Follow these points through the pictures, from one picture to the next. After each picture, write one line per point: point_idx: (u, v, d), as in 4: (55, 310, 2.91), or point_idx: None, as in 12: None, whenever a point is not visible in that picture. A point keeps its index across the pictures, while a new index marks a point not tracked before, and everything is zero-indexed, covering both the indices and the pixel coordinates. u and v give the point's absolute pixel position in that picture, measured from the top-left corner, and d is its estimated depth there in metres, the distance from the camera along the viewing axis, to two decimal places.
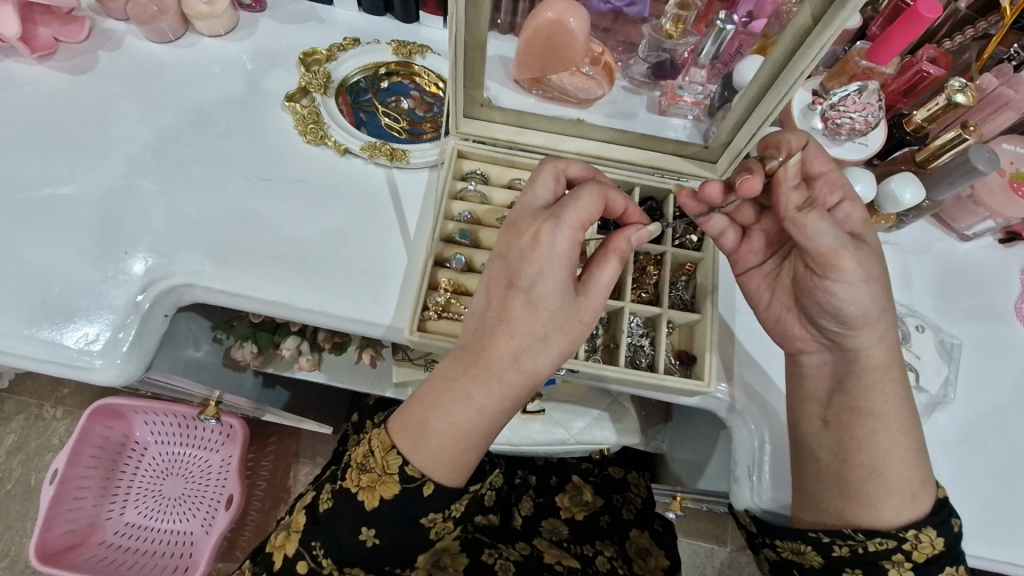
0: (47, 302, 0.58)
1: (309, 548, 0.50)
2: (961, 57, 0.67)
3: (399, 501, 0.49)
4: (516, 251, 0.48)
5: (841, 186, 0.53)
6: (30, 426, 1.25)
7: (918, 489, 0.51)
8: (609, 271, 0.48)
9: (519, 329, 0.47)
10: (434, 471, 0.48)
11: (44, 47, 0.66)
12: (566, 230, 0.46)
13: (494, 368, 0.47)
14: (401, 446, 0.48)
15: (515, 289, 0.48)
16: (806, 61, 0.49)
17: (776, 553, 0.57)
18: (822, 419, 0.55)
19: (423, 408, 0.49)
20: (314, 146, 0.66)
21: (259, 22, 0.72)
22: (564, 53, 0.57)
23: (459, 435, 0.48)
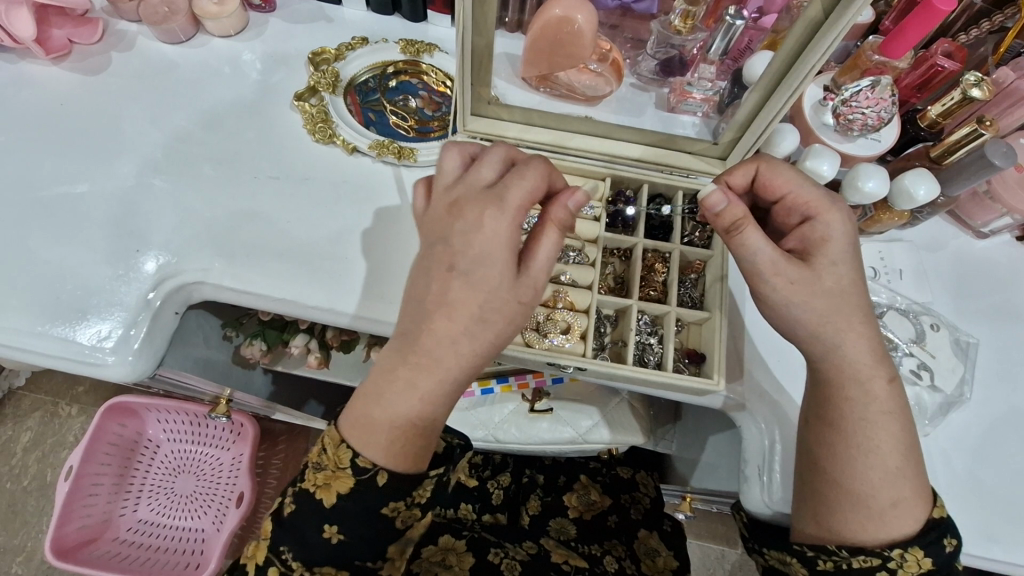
0: (61, 299, 0.58)
1: (278, 554, 0.49)
2: (977, 51, 0.65)
3: (357, 494, 0.48)
4: (457, 234, 0.47)
5: (800, 207, 0.51)
6: (47, 423, 1.27)
7: (888, 509, 0.49)
8: (547, 247, 0.48)
9: (458, 309, 0.46)
10: (385, 461, 0.48)
11: (59, 49, 0.67)
12: (508, 214, 0.46)
13: (431, 353, 0.47)
14: (351, 440, 0.48)
15: (455, 274, 0.47)
16: (816, 56, 0.48)
17: (764, 559, 0.56)
18: None
19: (369, 401, 0.48)
20: (323, 145, 0.67)
21: (269, 22, 0.72)
22: (571, 52, 0.58)
23: (403, 424, 0.48)
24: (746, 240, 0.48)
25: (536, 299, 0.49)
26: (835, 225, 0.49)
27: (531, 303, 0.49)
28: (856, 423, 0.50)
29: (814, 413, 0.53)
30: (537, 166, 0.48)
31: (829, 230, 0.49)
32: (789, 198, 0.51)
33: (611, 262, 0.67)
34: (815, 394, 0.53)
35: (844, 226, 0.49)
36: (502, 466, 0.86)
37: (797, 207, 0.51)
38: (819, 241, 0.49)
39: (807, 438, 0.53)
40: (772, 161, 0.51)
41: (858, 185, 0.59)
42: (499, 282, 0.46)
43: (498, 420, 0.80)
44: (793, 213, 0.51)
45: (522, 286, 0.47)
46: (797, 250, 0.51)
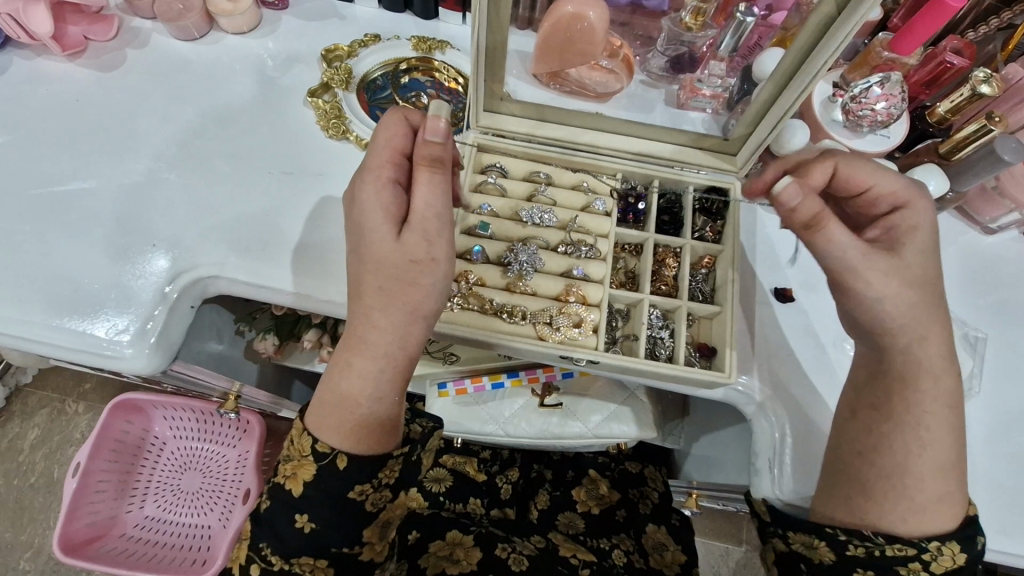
0: (77, 294, 0.59)
1: (257, 551, 0.49)
2: (985, 48, 0.65)
3: (321, 479, 0.49)
4: (349, 217, 0.50)
5: (887, 197, 0.51)
6: (54, 420, 1.28)
7: (932, 504, 0.49)
8: (422, 194, 0.46)
9: (364, 285, 0.48)
10: (341, 443, 0.49)
11: (74, 45, 0.68)
12: (371, 181, 0.48)
13: (357, 330, 0.49)
14: (309, 425, 0.50)
15: (355, 252, 0.49)
16: (828, 52, 0.48)
17: (786, 544, 0.55)
18: (852, 407, 0.55)
19: (318, 387, 0.50)
20: (336, 142, 0.67)
21: (281, 19, 0.73)
22: (583, 48, 0.59)
23: (348, 402, 0.49)
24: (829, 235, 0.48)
25: (433, 250, 0.47)
26: (918, 213, 0.51)
27: (430, 256, 0.47)
28: None
29: (868, 403, 0.53)
30: (394, 124, 0.49)
31: (913, 219, 0.50)
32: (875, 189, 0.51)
33: (622, 257, 0.68)
34: (872, 384, 0.53)
35: (927, 215, 0.51)
36: (511, 462, 0.87)
37: (882, 198, 0.51)
38: (908, 229, 0.50)
39: (854, 428, 0.53)
40: (854, 158, 0.51)
41: None
42: (382, 247, 0.47)
43: (509, 414, 0.80)
44: (878, 203, 0.52)
45: (404, 241, 0.47)
46: (880, 239, 0.52)
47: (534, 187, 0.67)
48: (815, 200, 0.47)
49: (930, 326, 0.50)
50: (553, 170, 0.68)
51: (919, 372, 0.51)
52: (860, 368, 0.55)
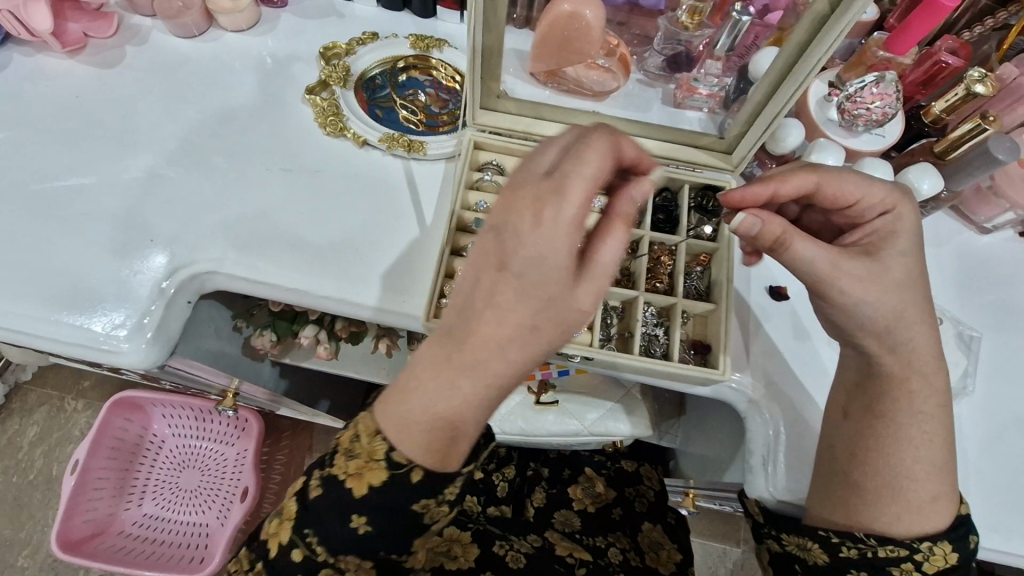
0: (75, 288, 0.59)
1: (302, 537, 0.49)
2: (981, 49, 0.66)
3: (388, 487, 0.47)
4: (509, 225, 0.41)
5: (875, 206, 0.51)
6: (54, 417, 1.28)
7: (928, 504, 0.50)
8: (613, 244, 0.42)
9: (507, 315, 0.41)
10: (420, 457, 0.46)
11: (74, 42, 0.68)
12: (575, 205, 0.39)
13: (479, 355, 0.42)
14: (386, 430, 0.46)
15: (506, 270, 0.41)
16: (821, 51, 0.49)
17: (779, 545, 0.57)
18: (844, 410, 0.54)
19: (408, 394, 0.45)
20: (333, 139, 0.68)
21: (280, 17, 0.73)
22: (579, 46, 0.59)
23: (442, 421, 0.45)
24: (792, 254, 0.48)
25: (595, 305, 0.43)
26: (908, 217, 0.51)
27: (592, 309, 0.43)
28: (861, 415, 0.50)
29: (863, 405, 0.53)
30: (602, 146, 0.41)
31: (897, 224, 0.51)
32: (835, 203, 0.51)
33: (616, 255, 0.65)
34: (865, 388, 0.53)
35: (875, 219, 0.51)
36: (508, 459, 0.86)
37: (872, 207, 0.51)
38: (887, 234, 0.51)
39: (845, 432, 0.53)
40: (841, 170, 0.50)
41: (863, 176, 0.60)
42: (556, 284, 0.41)
43: (505, 412, 0.80)
44: (867, 213, 0.51)
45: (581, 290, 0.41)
46: (860, 243, 0.52)
47: None
48: (778, 222, 0.48)
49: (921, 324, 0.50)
50: None
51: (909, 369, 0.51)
52: (849, 371, 0.55)
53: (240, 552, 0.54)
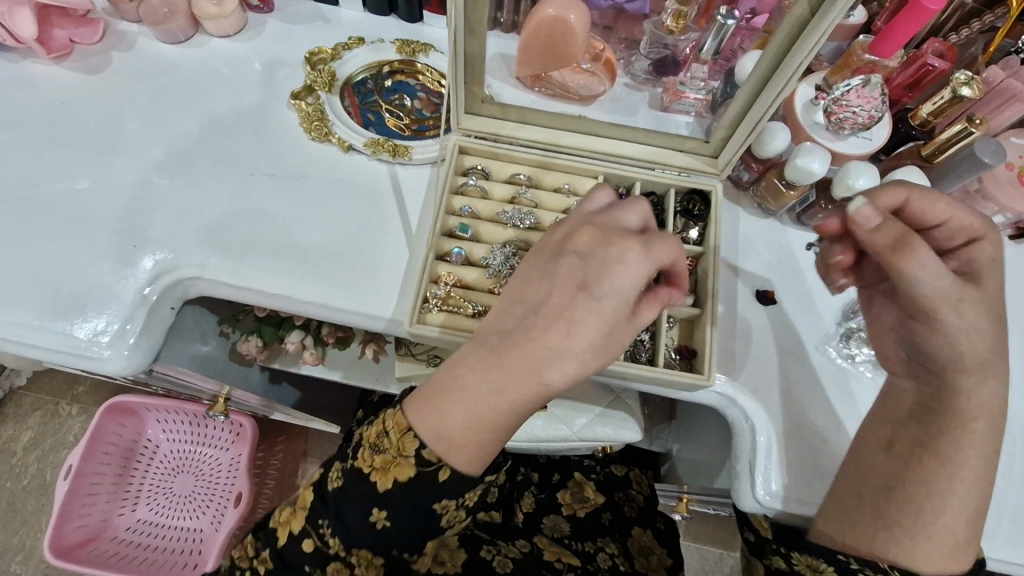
0: (59, 293, 0.59)
1: (316, 527, 0.48)
2: (968, 51, 0.65)
3: (412, 486, 0.47)
4: (599, 256, 0.47)
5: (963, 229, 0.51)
6: (48, 423, 1.28)
7: (961, 546, 0.48)
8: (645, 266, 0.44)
9: (576, 331, 0.46)
10: (452, 455, 0.47)
11: (60, 48, 0.68)
12: (651, 259, 0.46)
13: (537, 362, 0.46)
14: (417, 427, 0.47)
15: (588, 294, 0.46)
16: (801, 56, 0.49)
17: (788, 563, 0.57)
18: (887, 443, 0.53)
19: (443, 388, 0.47)
20: (319, 144, 0.68)
21: (266, 22, 0.73)
22: (564, 51, 0.60)
23: (477, 417, 0.46)
24: (918, 259, 0.46)
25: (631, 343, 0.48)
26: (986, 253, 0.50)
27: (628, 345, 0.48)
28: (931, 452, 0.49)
29: (910, 439, 0.52)
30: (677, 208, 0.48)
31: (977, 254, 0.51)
32: (949, 224, 0.51)
33: None
34: (925, 421, 0.51)
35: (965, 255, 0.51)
36: None
37: (961, 229, 0.51)
38: (984, 262, 0.51)
39: (888, 463, 0.51)
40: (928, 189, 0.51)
41: (849, 183, 0.58)
42: (622, 311, 0.46)
43: None
44: (955, 235, 0.51)
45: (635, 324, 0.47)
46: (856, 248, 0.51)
47: (514, 188, 0.66)
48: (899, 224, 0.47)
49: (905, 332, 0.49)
50: (536, 172, 0.67)
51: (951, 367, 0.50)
52: (902, 403, 0.54)
53: (245, 538, 0.53)
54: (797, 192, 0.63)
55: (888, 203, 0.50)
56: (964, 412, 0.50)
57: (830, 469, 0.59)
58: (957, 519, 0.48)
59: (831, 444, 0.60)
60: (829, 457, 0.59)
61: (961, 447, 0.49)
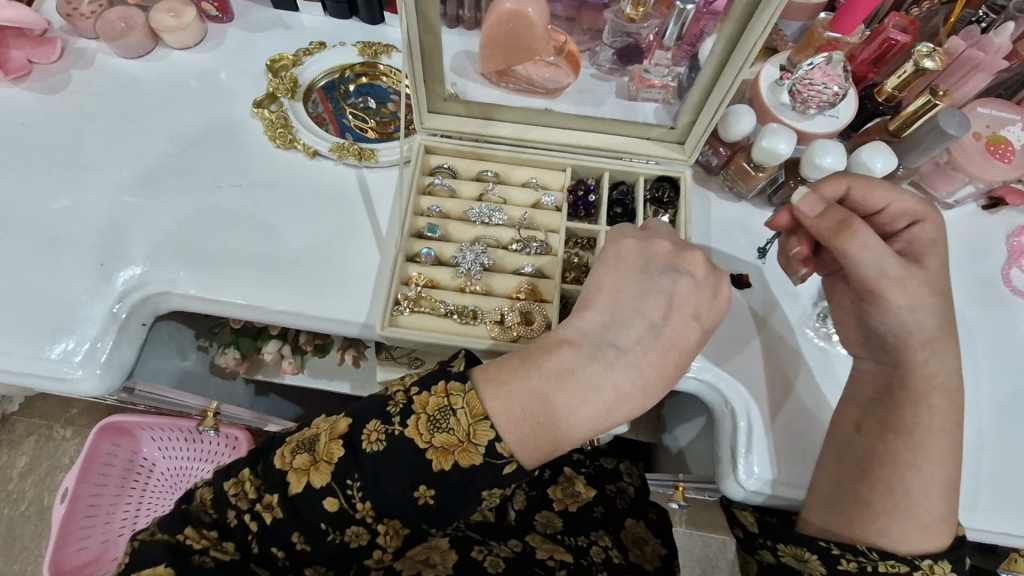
0: (28, 316, 0.59)
1: (346, 487, 0.46)
2: (930, 22, 0.66)
3: (472, 471, 0.46)
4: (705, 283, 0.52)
5: (906, 212, 0.53)
6: (42, 447, 1.27)
7: (936, 522, 0.48)
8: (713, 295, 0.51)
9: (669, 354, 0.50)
10: (522, 450, 0.46)
11: (18, 69, 0.67)
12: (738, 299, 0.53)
13: (619, 366, 0.49)
14: (493, 412, 0.46)
15: (698, 322, 0.51)
16: (754, 36, 0.49)
17: (774, 557, 0.54)
18: (855, 423, 0.53)
19: (512, 375, 0.47)
20: (284, 151, 0.67)
21: (227, 32, 0.72)
22: (527, 45, 0.59)
23: (548, 406, 0.46)
24: (861, 240, 0.49)
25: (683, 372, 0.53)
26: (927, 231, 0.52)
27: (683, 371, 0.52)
28: (898, 430, 0.50)
29: (878, 419, 0.52)
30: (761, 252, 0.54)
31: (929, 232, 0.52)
32: (891, 208, 0.53)
33: (575, 252, 0.66)
34: (882, 400, 0.53)
35: (925, 230, 0.52)
36: None
37: (902, 214, 0.53)
38: (928, 242, 0.52)
39: (859, 445, 0.52)
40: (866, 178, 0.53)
41: (816, 162, 0.58)
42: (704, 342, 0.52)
43: None
44: (897, 219, 0.53)
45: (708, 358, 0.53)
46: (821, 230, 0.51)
47: (481, 186, 0.65)
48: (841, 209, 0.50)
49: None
50: (503, 168, 0.67)
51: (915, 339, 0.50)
52: (864, 388, 0.55)
53: (236, 472, 0.49)
54: (766, 174, 0.62)
55: (832, 193, 0.53)
56: (918, 383, 0.51)
57: (814, 450, 0.58)
58: (920, 492, 0.49)
59: (812, 425, 0.59)
60: (812, 436, 0.59)
61: (919, 421, 0.50)
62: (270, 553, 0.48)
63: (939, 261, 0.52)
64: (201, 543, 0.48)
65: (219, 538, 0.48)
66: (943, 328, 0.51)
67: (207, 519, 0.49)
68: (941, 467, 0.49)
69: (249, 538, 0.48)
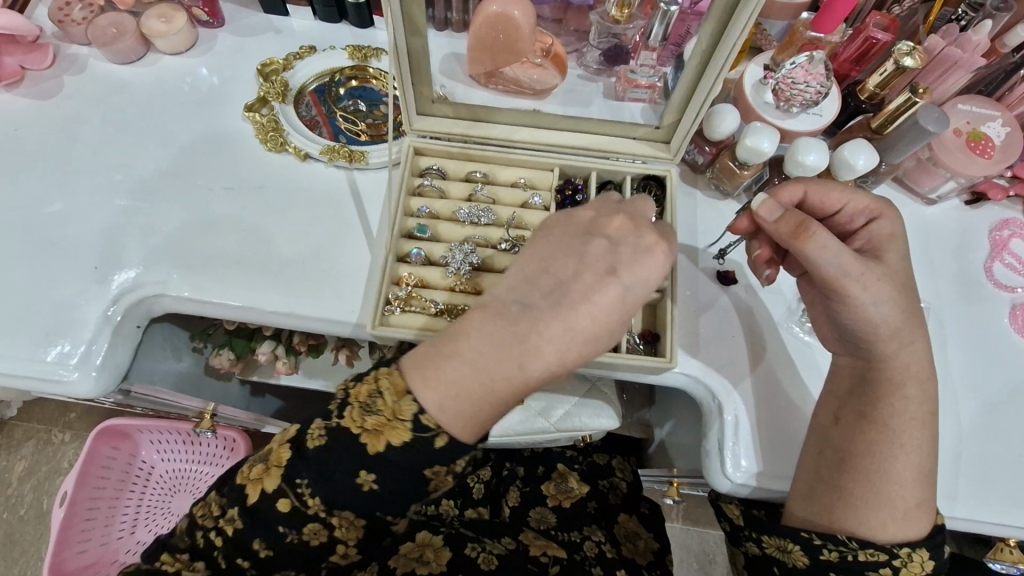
0: (23, 320, 0.59)
1: (294, 486, 0.46)
2: (910, 21, 0.66)
3: (407, 450, 0.46)
4: (627, 243, 0.51)
5: (865, 209, 0.54)
6: (40, 452, 1.28)
7: (913, 510, 0.50)
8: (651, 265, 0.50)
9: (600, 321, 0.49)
10: (450, 422, 0.47)
11: (10, 75, 0.68)
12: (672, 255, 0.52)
13: (551, 343, 0.48)
14: (417, 392, 0.47)
15: (626, 289, 0.50)
16: (735, 34, 0.50)
17: (759, 548, 0.55)
18: (833, 415, 0.54)
19: (441, 355, 0.48)
20: (275, 154, 0.68)
21: (217, 37, 0.73)
22: (514, 47, 0.60)
23: (476, 383, 0.47)
24: (820, 240, 0.49)
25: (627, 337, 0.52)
26: (892, 223, 0.53)
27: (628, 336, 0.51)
28: (875, 420, 0.52)
29: (854, 409, 0.53)
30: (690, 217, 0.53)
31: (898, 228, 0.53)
32: (847, 208, 0.54)
33: None
34: (859, 391, 0.54)
35: (900, 224, 0.53)
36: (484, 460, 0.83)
37: (859, 212, 0.54)
38: (886, 237, 0.53)
39: (837, 436, 0.53)
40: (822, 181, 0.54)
41: (799, 159, 0.59)
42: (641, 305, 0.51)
43: None
44: (856, 217, 0.54)
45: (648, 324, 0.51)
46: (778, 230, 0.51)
47: (471, 186, 0.66)
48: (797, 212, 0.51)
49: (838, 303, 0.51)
50: (491, 168, 0.67)
51: (891, 331, 0.51)
52: (842, 377, 0.56)
53: (206, 496, 0.51)
54: (752, 170, 0.63)
55: (790, 198, 0.54)
56: (897, 375, 0.52)
57: (797, 440, 0.59)
58: (897, 481, 0.50)
59: (795, 418, 0.60)
60: (793, 423, 0.60)
61: (894, 411, 0.51)
62: (236, 565, 0.48)
63: (897, 254, 0.52)
64: (176, 567, 0.50)
65: (190, 560, 0.50)
66: (918, 320, 0.52)
67: (184, 544, 0.50)
68: (915, 456, 0.51)
69: (216, 554, 0.48)
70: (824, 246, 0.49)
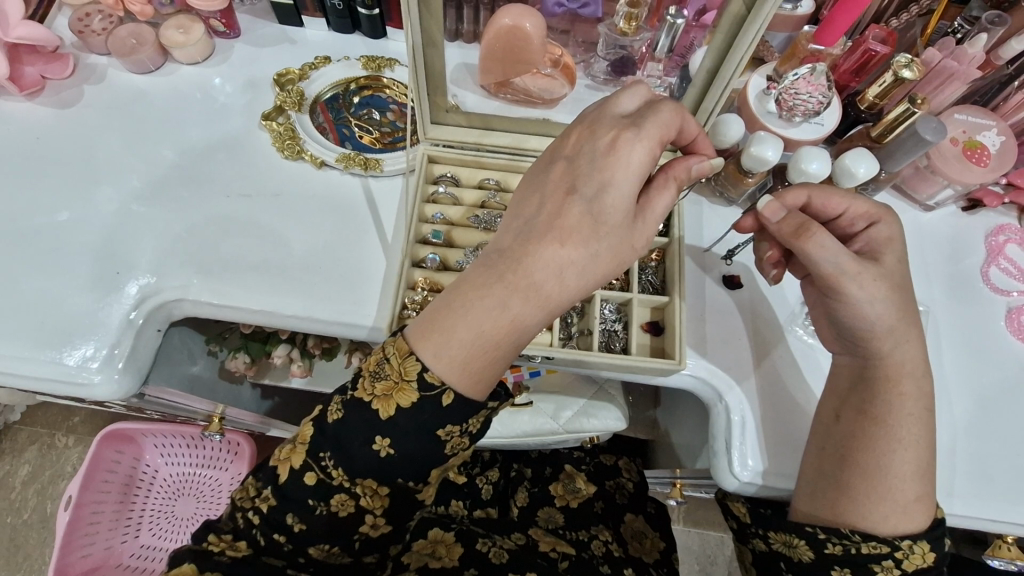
0: (46, 324, 0.61)
1: (318, 459, 0.48)
2: (909, 33, 0.69)
3: (416, 410, 0.47)
4: (586, 153, 0.46)
5: (866, 214, 0.55)
6: (45, 455, 1.28)
7: (912, 504, 0.51)
8: (637, 153, 0.44)
9: (571, 236, 0.46)
10: (454, 378, 0.47)
11: (32, 85, 0.69)
12: (645, 140, 0.44)
13: (537, 276, 0.46)
14: (419, 352, 0.47)
15: (584, 201, 0.46)
16: (742, 48, 0.52)
17: (766, 544, 0.57)
18: (834, 414, 0.56)
19: (443, 315, 0.47)
20: (291, 161, 0.70)
21: (233, 47, 0.75)
22: (524, 57, 0.61)
23: (475, 333, 0.46)
24: (819, 242, 0.51)
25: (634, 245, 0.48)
26: (893, 228, 0.55)
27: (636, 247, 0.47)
28: (876, 418, 0.53)
29: (854, 407, 0.55)
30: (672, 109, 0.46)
31: (897, 232, 0.55)
32: (848, 212, 0.55)
33: None
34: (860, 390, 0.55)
35: (899, 229, 0.55)
36: (491, 462, 0.85)
37: (860, 217, 0.55)
38: (885, 241, 0.55)
39: (838, 433, 0.55)
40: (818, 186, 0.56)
41: (802, 168, 0.60)
42: (619, 211, 0.45)
43: None
44: (857, 221, 0.56)
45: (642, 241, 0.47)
46: (785, 229, 0.52)
47: (483, 194, 0.69)
48: (796, 215, 0.52)
49: (839, 302, 0.53)
50: (503, 176, 0.69)
51: (890, 332, 0.53)
52: (842, 377, 0.57)
53: (246, 478, 0.52)
54: (755, 178, 0.65)
55: (795, 202, 0.56)
56: (900, 375, 0.54)
57: (801, 436, 0.61)
58: (897, 477, 0.51)
59: (797, 414, 0.62)
60: (797, 421, 0.62)
61: (892, 407, 0.53)
62: (262, 559, 0.50)
63: (895, 257, 0.54)
64: (220, 546, 0.50)
65: (234, 538, 0.50)
66: (917, 322, 0.54)
67: (226, 527, 0.51)
68: (912, 450, 0.52)
69: (255, 532, 0.50)
70: (825, 248, 0.51)
